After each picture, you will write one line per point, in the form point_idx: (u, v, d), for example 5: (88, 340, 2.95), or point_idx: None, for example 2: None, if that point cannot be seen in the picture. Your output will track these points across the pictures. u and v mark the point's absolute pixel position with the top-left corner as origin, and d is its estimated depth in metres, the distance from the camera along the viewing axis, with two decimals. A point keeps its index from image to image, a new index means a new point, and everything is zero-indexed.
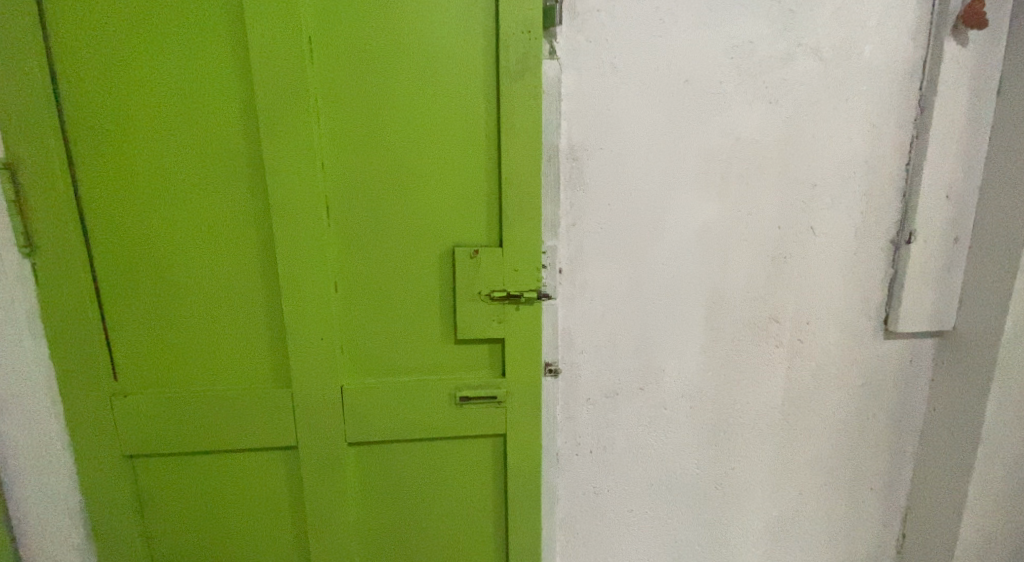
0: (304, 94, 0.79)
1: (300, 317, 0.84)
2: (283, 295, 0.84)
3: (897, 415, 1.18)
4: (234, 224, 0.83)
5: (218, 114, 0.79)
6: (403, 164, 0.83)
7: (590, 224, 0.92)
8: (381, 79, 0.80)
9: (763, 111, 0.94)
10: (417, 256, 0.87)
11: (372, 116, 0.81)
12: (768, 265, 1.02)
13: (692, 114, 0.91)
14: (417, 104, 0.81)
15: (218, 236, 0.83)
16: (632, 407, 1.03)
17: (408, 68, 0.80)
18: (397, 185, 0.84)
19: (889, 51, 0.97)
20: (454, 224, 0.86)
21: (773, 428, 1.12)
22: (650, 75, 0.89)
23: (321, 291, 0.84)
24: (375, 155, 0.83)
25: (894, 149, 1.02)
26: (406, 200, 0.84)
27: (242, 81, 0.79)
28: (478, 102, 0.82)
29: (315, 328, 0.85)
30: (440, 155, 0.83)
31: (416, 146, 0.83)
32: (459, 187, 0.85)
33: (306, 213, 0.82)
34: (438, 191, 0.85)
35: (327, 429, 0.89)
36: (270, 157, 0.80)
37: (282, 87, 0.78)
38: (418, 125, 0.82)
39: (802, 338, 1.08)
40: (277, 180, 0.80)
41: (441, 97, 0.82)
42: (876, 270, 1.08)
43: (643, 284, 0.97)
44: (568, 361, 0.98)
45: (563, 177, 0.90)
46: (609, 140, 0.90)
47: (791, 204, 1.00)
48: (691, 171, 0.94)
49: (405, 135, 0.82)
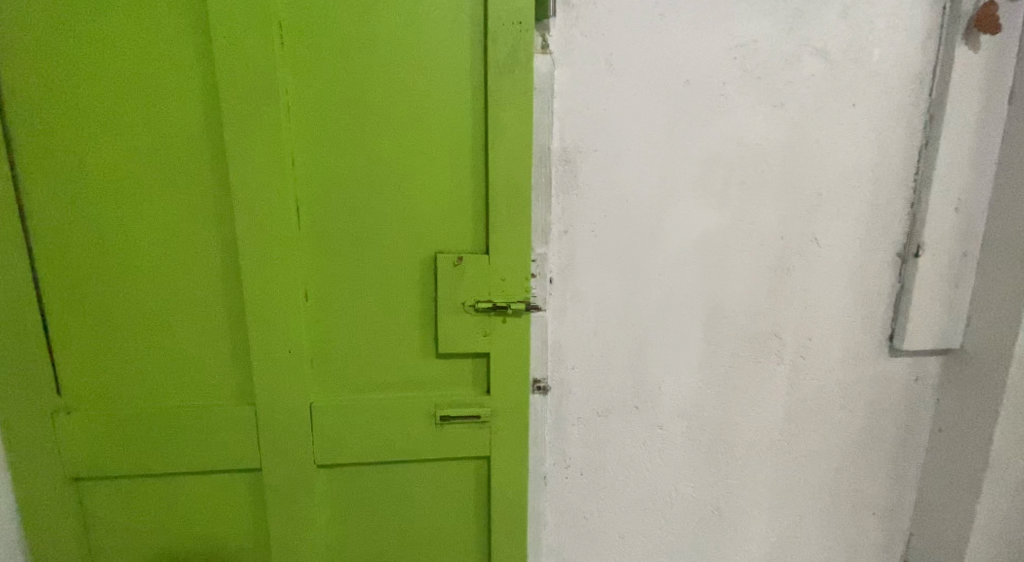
0: (276, 91, 0.73)
1: (266, 326, 0.78)
2: (247, 303, 0.77)
3: (900, 435, 1.13)
4: (195, 231, 0.76)
5: (178, 111, 0.73)
6: (383, 166, 0.77)
7: (582, 232, 0.86)
8: (359, 75, 0.74)
9: (767, 115, 0.89)
10: (396, 262, 0.80)
11: (349, 114, 0.75)
12: (770, 277, 0.97)
13: (693, 117, 0.86)
14: (400, 103, 0.76)
15: (178, 241, 0.76)
16: (626, 426, 0.97)
17: (389, 64, 0.74)
18: (376, 189, 0.78)
19: (897, 55, 0.93)
20: (436, 229, 0.80)
21: (773, 450, 1.06)
22: (650, 74, 0.83)
23: (290, 301, 0.78)
24: (353, 157, 0.77)
25: (902, 158, 0.98)
26: (384, 202, 0.78)
27: (206, 76, 0.73)
28: (464, 99, 0.77)
29: (283, 338, 0.78)
30: (422, 156, 0.77)
31: (395, 144, 0.77)
32: (442, 190, 0.79)
33: (275, 218, 0.75)
34: (420, 193, 0.79)
35: (294, 450, 0.82)
36: (235, 157, 0.73)
37: (249, 82, 0.72)
38: (400, 126, 0.76)
39: (804, 355, 1.03)
40: (245, 182, 0.74)
41: (424, 95, 0.76)
42: (881, 284, 1.03)
43: (638, 296, 0.91)
44: (558, 379, 0.92)
45: (554, 181, 0.84)
46: (604, 142, 0.84)
47: (795, 214, 0.95)
48: (692, 177, 0.88)
49: (384, 136, 0.76)
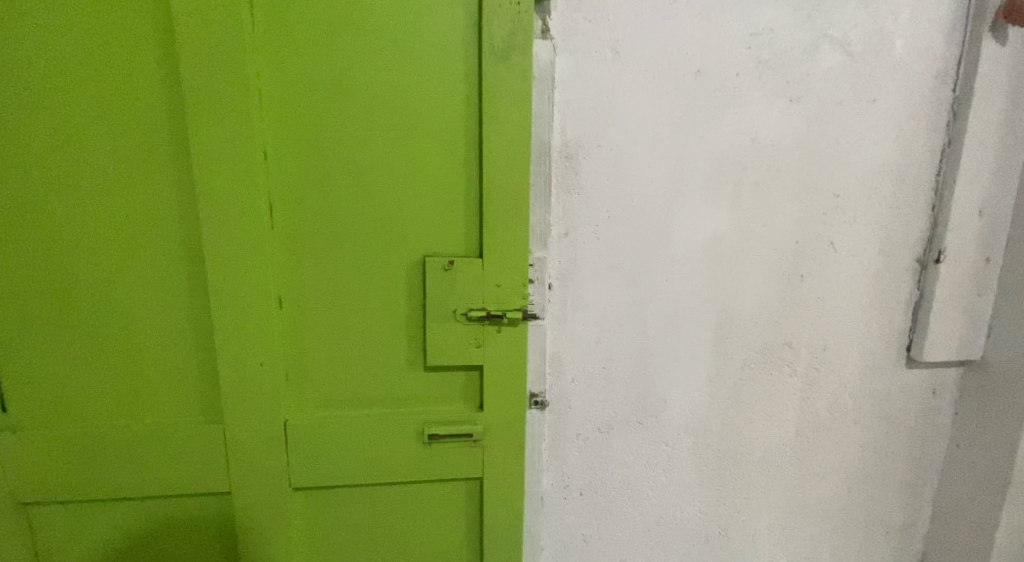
0: (246, 76, 0.66)
1: (235, 336, 0.71)
2: (214, 310, 0.70)
3: (916, 451, 1.07)
4: (156, 231, 0.70)
5: (138, 99, 0.67)
6: (364, 160, 0.71)
7: (584, 234, 0.80)
8: (338, 61, 0.68)
9: (782, 110, 0.83)
10: (379, 267, 0.74)
11: (327, 103, 0.69)
12: (783, 284, 0.90)
13: (705, 111, 0.79)
14: (383, 92, 0.69)
15: (138, 242, 0.70)
16: (629, 443, 0.90)
17: (371, 49, 0.68)
18: (357, 185, 0.71)
19: (921, 48, 0.87)
20: (424, 232, 0.73)
21: (783, 467, 1.00)
22: (658, 63, 0.76)
23: (262, 309, 0.71)
24: (332, 150, 0.70)
25: (923, 158, 0.92)
26: (366, 201, 0.72)
27: (168, 61, 0.66)
28: (454, 88, 0.70)
29: (254, 349, 0.72)
30: (408, 150, 0.71)
31: (377, 137, 0.70)
32: (430, 189, 0.72)
33: (245, 217, 0.69)
34: (405, 192, 0.72)
35: (266, 469, 0.75)
36: (199, 150, 0.67)
37: (215, 67, 0.65)
38: (383, 117, 0.70)
39: (818, 366, 0.97)
40: (211, 178, 0.67)
41: (409, 83, 0.69)
42: (899, 292, 0.97)
43: (643, 304, 0.84)
44: (557, 392, 0.85)
45: (555, 178, 0.77)
46: (609, 136, 0.77)
47: (811, 216, 0.89)
48: (702, 176, 0.82)
49: (365, 128, 0.70)
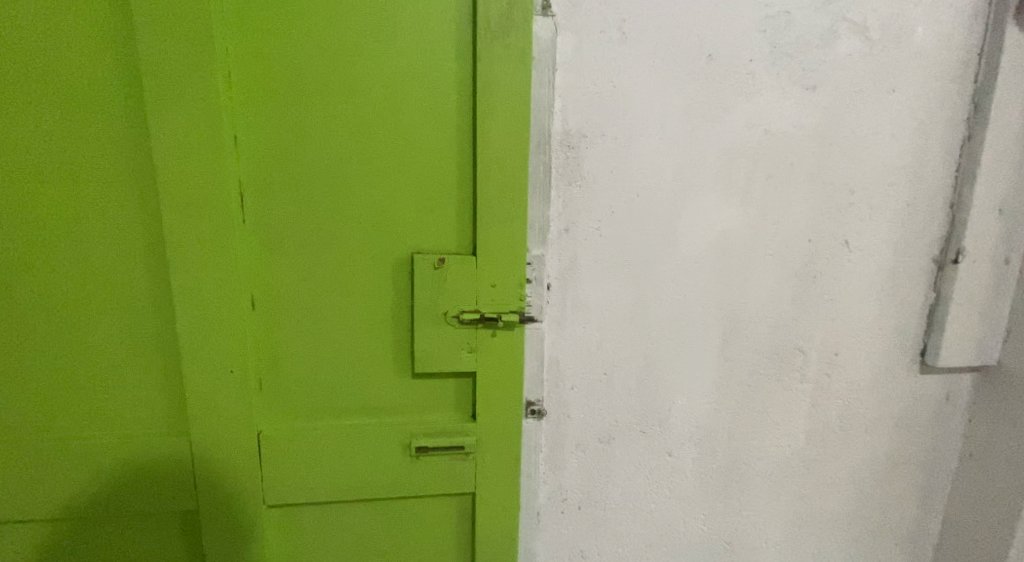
0: (209, 55, 0.60)
1: (201, 339, 0.65)
2: (177, 311, 0.65)
3: (927, 459, 1.02)
4: (118, 226, 0.65)
5: (95, 88, 0.62)
6: (342, 147, 0.65)
7: (586, 230, 0.74)
8: (311, 39, 0.62)
9: (798, 98, 0.77)
10: (360, 267, 0.68)
11: (300, 85, 0.63)
12: (794, 285, 0.85)
13: (717, 98, 0.74)
14: (361, 74, 0.63)
15: (99, 239, 0.65)
16: (631, 453, 0.84)
17: (346, 27, 0.62)
18: (335, 174, 0.65)
19: (943, 35, 0.82)
20: (409, 229, 0.68)
21: (791, 477, 0.95)
22: (667, 46, 0.71)
23: (231, 310, 0.65)
24: (307, 135, 0.64)
25: (942, 152, 0.87)
26: (345, 194, 0.66)
27: (127, 43, 0.61)
28: (441, 72, 0.64)
29: (223, 354, 0.66)
30: (391, 137, 0.65)
31: (357, 124, 0.64)
32: (416, 183, 0.67)
33: (212, 209, 0.63)
34: (388, 185, 0.66)
35: (235, 493, 0.69)
36: (159, 136, 0.61)
37: (175, 46, 0.59)
38: (362, 101, 0.64)
39: (829, 372, 0.92)
40: (175, 166, 0.62)
41: (391, 65, 0.63)
42: (913, 294, 0.93)
43: (648, 306, 0.79)
44: (555, 400, 0.79)
45: (555, 169, 0.71)
46: (614, 124, 0.71)
47: (825, 213, 0.84)
48: (712, 169, 0.76)
49: (343, 112, 0.64)
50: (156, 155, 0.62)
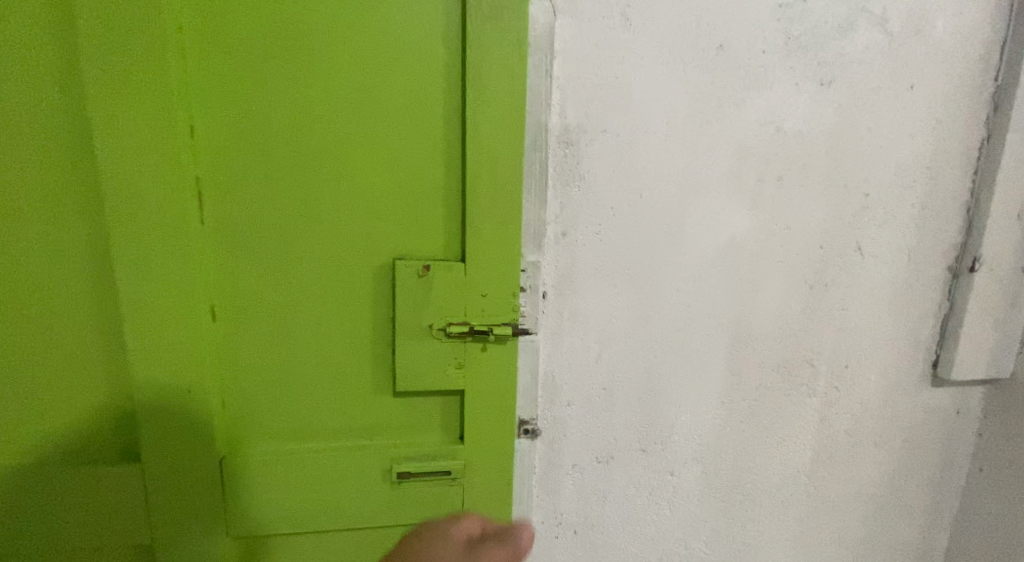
0: (154, 47, 0.53)
1: (154, 360, 0.59)
2: (127, 329, 0.58)
3: (935, 475, 0.98)
4: (72, 236, 0.59)
5: (35, 85, 0.56)
6: (314, 150, 0.59)
7: (585, 235, 0.68)
8: (269, 28, 0.56)
9: (812, 94, 0.72)
10: (333, 281, 0.63)
11: (260, 78, 0.57)
12: (804, 294, 0.80)
13: (727, 93, 0.68)
14: (334, 69, 0.58)
15: (48, 249, 0.59)
16: (631, 474, 0.79)
17: (309, 14, 0.56)
18: (301, 177, 0.60)
19: (964, 29, 0.77)
20: (387, 240, 0.62)
21: (797, 496, 0.90)
22: (675, 35, 0.65)
23: (188, 329, 0.59)
24: (270, 133, 0.58)
25: (960, 154, 0.82)
26: (315, 201, 0.60)
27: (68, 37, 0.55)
28: (425, 60, 0.59)
29: (178, 377, 0.60)
30: (367, 139, 0.60)
31: (330, 125, 0.59)
32: (396, 188, 0.61)
33: (165, 217, 0.57)
34: (364, 192, 0.61)
35: (195, 523, 0.64)
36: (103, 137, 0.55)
37: (115, 38, 0.53)
38: (334, 100, 0.58)
39: (838, 386, 0.87)
40: (121, 171, 0.55)
41: (368, 59, 0.58)
42: (927, 303, 0.88)
43: (650, 317, 0.73)
44: (550, 418, 0.73)
45: (552, 169, 0.65)
46: (616, 120, 0.65)
47: (839, 218, 0.78)
48: (720, 169, 0.71)
49: (314, 111, 0.58)
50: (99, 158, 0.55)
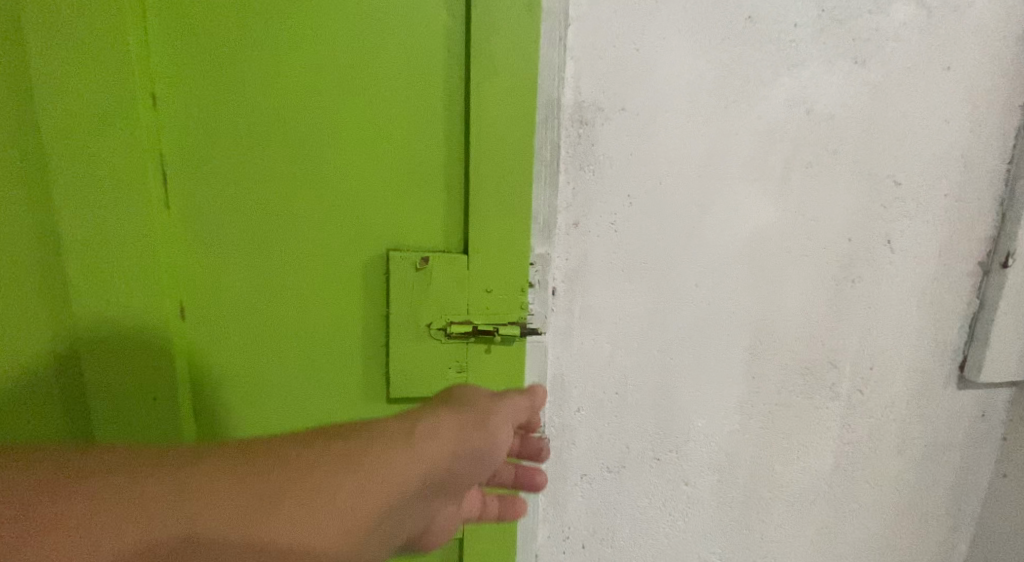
0: (116, 17, 0.50)
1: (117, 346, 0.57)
2: (86, 313, 0.56)
3: (958, 481, 0.92)
4: (38, 225, 0.57)
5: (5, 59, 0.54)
6: (289, 132, 0.56)
7: (600, 224, 0.62)
8: (242, 6, 0.53)
9: (846, 74, 0.66)
10: (308, 272, 0.59)
11: (227, 66, 0.54)
12: (831, 291, 0.74)
13: (755, 70, 0.62)
14: (313, 47, 0.54)
15: (17, 233, 0.58)
16: (644, 484, 0.73)
17: None
18: (273, 169, 0.57)
19: (1006, 5, 0.71)
20: (368, 231, 0.59)
21: (816, 505, 0.84)
22: (701, 3, 0.59)
23: (151, 316, 0.57)
24: (239, 124, 0.56)
25: (996, 141, 0.76)
26: (289, 187, 0.57)
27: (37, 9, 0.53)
28: (416, 42, 0.55)
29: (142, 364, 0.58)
30: (345, 122, 0.56)
31: (306, 107, 0.56)
32: (377, 175, 0.58)
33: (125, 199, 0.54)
34: (342, 178, 0.57)
35: None
36: (55, 125, 0.52)
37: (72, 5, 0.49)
38: (311, 80, 0.55)
39: (863, 389, 0.81)
40: (76, 163, 0.52)
41: (351, 35, 0.54)
42: (955, 299, 0.82)
43: (668, 314, 0.67)
44: (558, 425, 0.68)
45: (565, 150, 0.59)
46: (636, 97, 0.59)
47: (869, 209, 0.73)
48: (746, 155, 0.65)
49: (289, 91, 0.55)
50: (49, 147, 0.52)
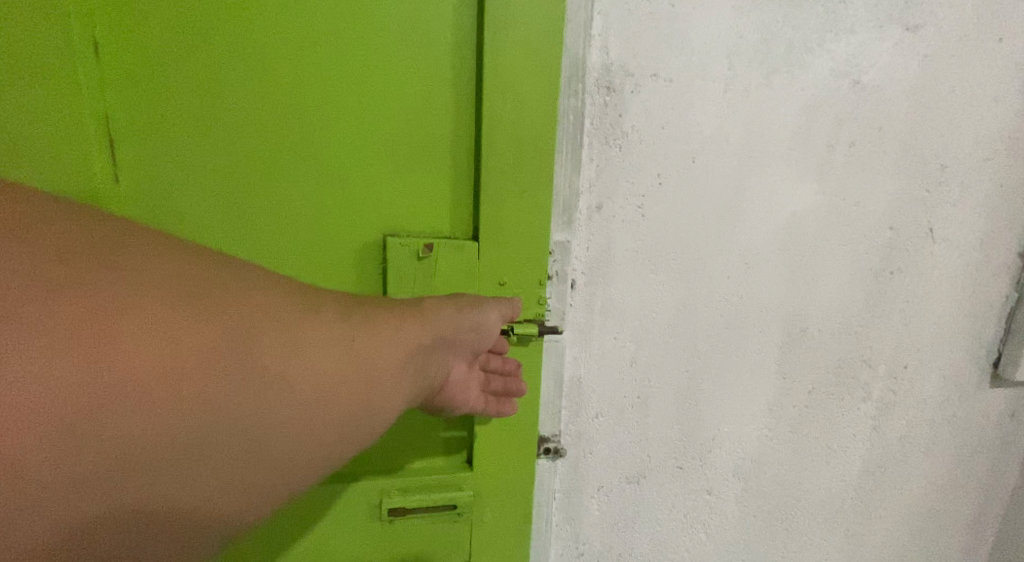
0: None
1: None
2: None
3: (989, 487, 0.86)
4: None
5: None
6: (275, 84, 0.48)
7: (626, 208, 0.55)
8: None
9: (894, 42, 0.59)
10: (296, 247, 0.52)
11: None
12: (868, 283, 0.68)
13: (798, 35, 0.55)
14: None
15: None
16: (664, 496, 0.67)
17: None
18: (264, 119, 0.48)
19: None
20: (367, 202, 0.52)
21: (842, 512, 0.78)
22: None
23: None
24: (223, 55, 0.46)
25: None
26: (275, 148, 0.49)
27: None
28: None
29: None
30: (342, 74, 0.48)
31: (294, 52, 0.47)
32: (377, 138, 0.50)
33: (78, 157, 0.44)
34: (337, 139, 0.50)
35: None
36: None
37: None
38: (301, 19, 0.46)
39: (896, 389, 0.75)
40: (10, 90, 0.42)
41: None
42: (995, 291, 0.75)
43: (697, 309, 0.60)
44: (574, 433, 0.61)
45: (589, 122, 0.52)
46: (669, 60, 0.52)
47: (911, 194, 0.66)
48: (785, 132, 0.58)
49: (276, 33, 0.46)
50: None
